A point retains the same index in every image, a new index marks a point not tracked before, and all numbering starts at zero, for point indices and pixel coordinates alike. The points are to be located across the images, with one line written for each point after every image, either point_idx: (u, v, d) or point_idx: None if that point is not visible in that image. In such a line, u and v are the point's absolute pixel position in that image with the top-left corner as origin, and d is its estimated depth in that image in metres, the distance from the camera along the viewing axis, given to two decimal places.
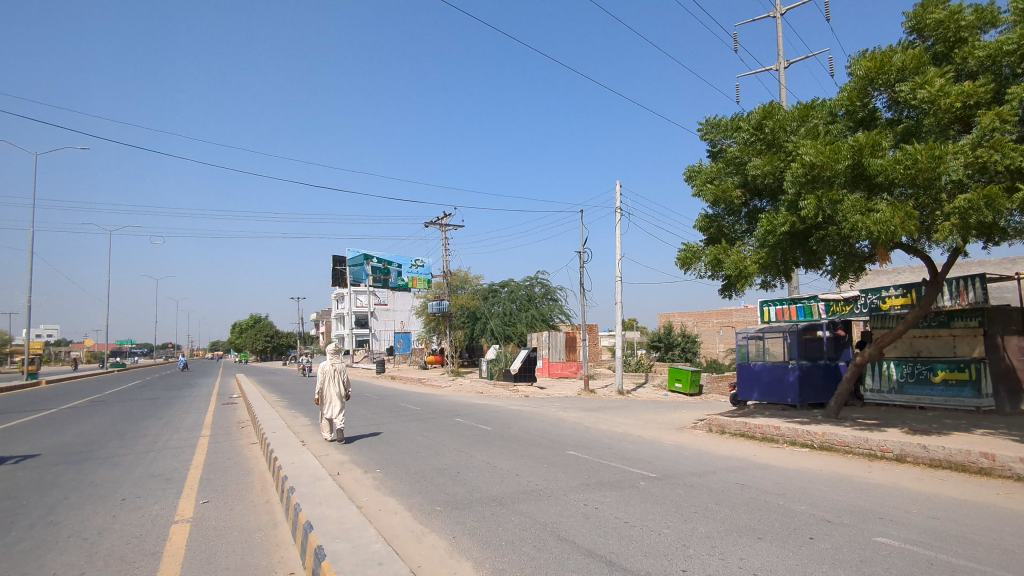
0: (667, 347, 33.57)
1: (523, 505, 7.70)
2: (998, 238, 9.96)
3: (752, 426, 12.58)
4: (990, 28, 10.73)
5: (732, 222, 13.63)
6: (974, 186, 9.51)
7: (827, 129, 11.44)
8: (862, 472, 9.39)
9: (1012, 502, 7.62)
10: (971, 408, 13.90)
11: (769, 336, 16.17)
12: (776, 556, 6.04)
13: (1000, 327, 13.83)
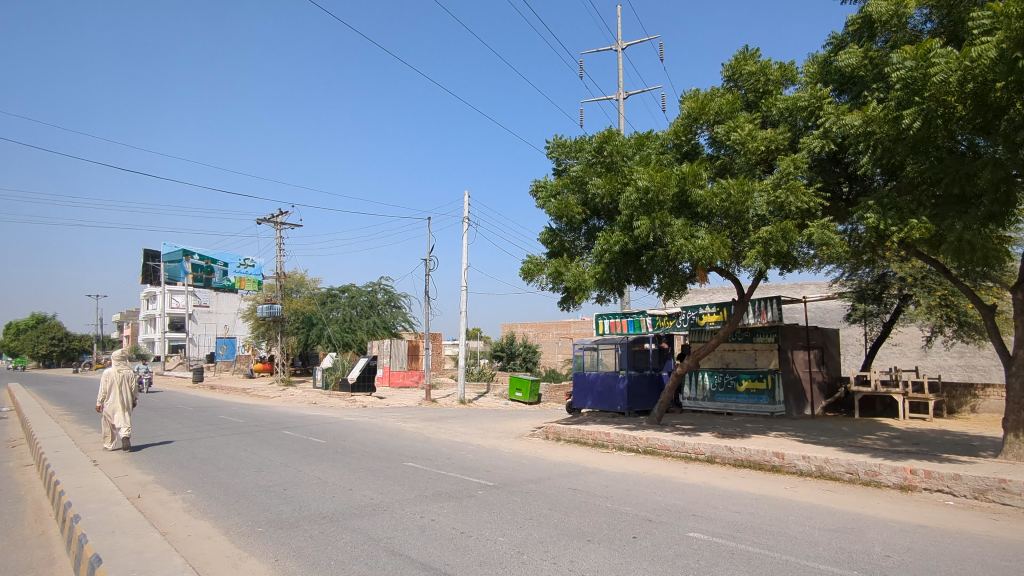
0: (509, 357, 34.37)
1: (356, 520, 7.30)
2: (790, 266, 11.43)
3: (585, 433, 13.20)
4: (789, 84, 12.38)
5: (572, 238, 14.36)
6: (774, 221, 10.83)
7: (658, 159, 12.45)
8: (678, 473, 10.23)
9: (797, 494, 8.72)
10: (767, 413, 15.89)
11: (603, 347, 17.22)
12: (604, 556, 6.29)
13: (790, 343, 15.99)
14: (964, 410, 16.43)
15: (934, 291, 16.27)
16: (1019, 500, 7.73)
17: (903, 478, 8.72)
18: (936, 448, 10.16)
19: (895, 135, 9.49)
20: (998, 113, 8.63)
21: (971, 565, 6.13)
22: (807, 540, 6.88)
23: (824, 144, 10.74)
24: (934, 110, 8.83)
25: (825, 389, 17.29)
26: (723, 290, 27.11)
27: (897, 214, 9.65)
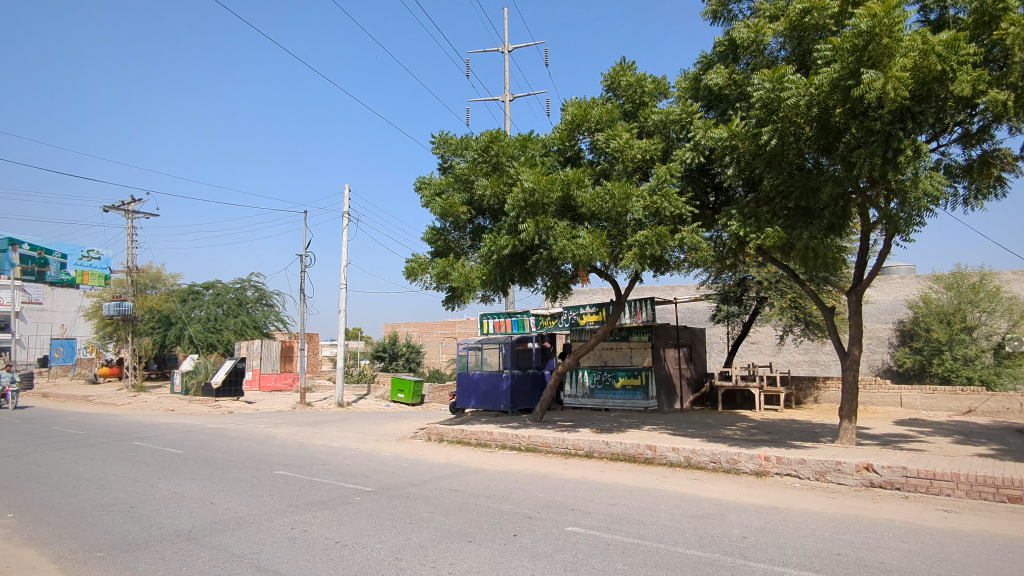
0: (391, 357, 33.62)
1: (217, 536, 6.70)
2: (663, 269, 12.06)
3: (468, 433, 13.13)
4: (662, 97, 13.07)
5: (457, 237, 14.24)
6: (650, 226, 11.36)
7: (542, 162, 12.65)
8: (558, 469, 10.45)
9: (667, 484, 9.20)
10: (641, 408, 16.71)
11: (487, 347, 17.20)
12: (484, 556, 6.23)
13: (662, 341, 16.96)
14: (809, 400, 18.28)
15: (785, 294, 17.93)
16: (852, 479, 8.68)
17: (758, 465, 9.48)
18: (786, 435, 11.18)
19: (755, 151, 10.29)
20: (838, 136, 9.59)
21: (814, 540, 6.77)
22: (676, 527, 7.25)
23: (694, 156, 11.43)
24: (787, 128, 9.68)
25: (693, 384, 18.50)
26: (601, 291, 28.26)
27: (756, 223, 10.48)
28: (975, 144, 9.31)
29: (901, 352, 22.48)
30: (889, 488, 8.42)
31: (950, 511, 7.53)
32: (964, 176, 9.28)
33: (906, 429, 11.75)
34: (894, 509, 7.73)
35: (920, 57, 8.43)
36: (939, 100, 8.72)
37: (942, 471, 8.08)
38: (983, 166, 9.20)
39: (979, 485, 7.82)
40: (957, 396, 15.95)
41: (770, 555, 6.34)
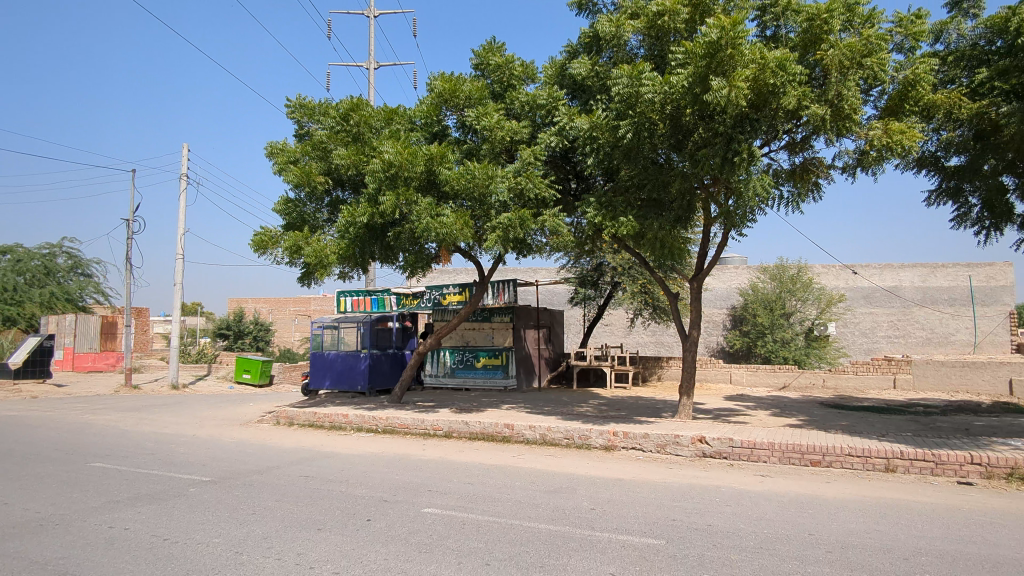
0: (236, 335, 31.19)
1: (11, 543, 5.72)
2: (526, 251, 12.20)
3: (321, 416, 12.53)
4: (529, 82, 13.13)
5: (313, 209, 13.42)
6: (514, 208, 11.43)
7: (405, 136, 12.22)
8: (416, 450, 10.28)
9: (523, 462, 9.42)
10: (501, 387, 17.03)
11: (344, 326, 16.49)
12: (334, 544, 5.94)
13: (523, 322, 17.37)
14: (654, 377, 19.75)
15: (637, 280, 19.19)
16: (688, 450, 9.48)
17: (607, 440, 10.02)
18: (632, 411, 11.95)
19: (614, 142, 10.71)
20: (687, 134, 10.25)
21: (654, 509, 7.28)
22: (529, 503, 7.43)
23: (558, 141, 11.64)
24: (643, 123, 10.18)
25: (551, 363, 19.20)
26: (464, 271, 28.26)
27: (612, 210, 10.92)
28: (799, 152, 10.36)
29: (732, 335, 25.04)
30: (717, 458, 9.30)
31: (766, 475, 8.48)
32: (789, 180, 10.31)
33: (733, 404, 13.07)
34: (721, 476, 8.55)
35: (758, 69, 9.09)
36: (772, 110, 9.51)
37: (761, 441, 9.08)
38: (804, 172, 10.30)
39: (789, 452, 8.89)
40: (775, 373, 18.20)
41: (615, 524, 6.71)
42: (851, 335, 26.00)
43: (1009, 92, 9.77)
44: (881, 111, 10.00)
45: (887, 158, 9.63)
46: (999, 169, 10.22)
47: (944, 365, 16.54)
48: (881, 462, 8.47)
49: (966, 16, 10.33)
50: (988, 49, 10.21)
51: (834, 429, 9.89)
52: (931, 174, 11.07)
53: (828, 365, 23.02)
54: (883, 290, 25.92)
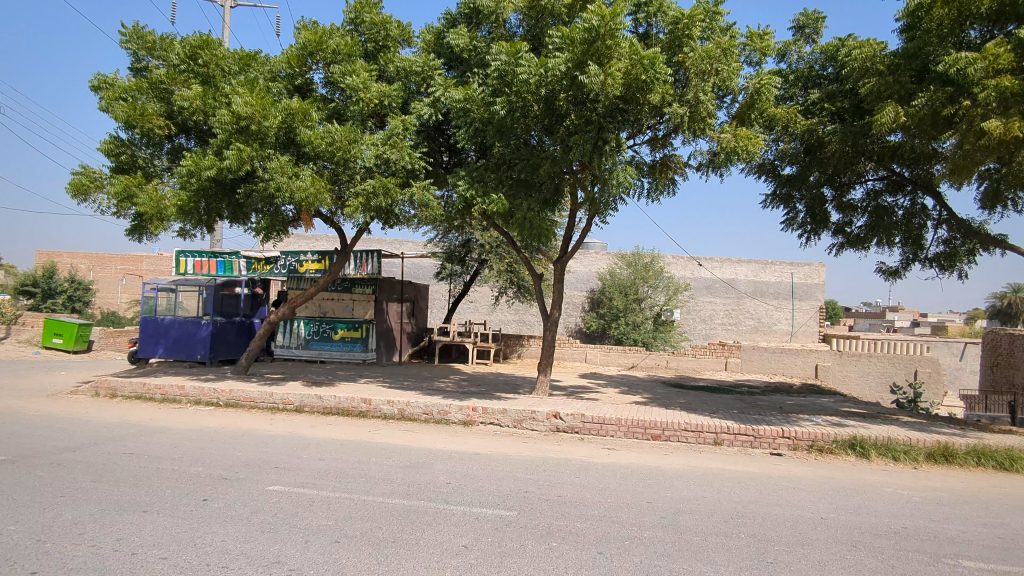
0: (46, 294, 27.08)
1: None
2: (392, 222, 11.67)
3: (152, 387, 11.26)
4: (405, 45, 12.62)
5: (149, 155, 11.90)
6: (379, 175, 10.89)
7: (263, 86, 11.15)
8: (263, 425, 9.59)
9: (379, 437, 9.15)
10: (359, 361, 16.47)
11: (183, 289, 14.89)
12: (163, 527, 5.33)
13: (386, 295, 16.88)
14: (514, 355, 20.21)
15: (503, 259, 19.45)
16: (543, 425, 9.79)
17: (466, 415, 10.06)
18: (492, 387, 12.11)
19: (487, 119, 10.59)
20: (559, 119, 10.36)
21: (508, 481, 7.43)
22: (383, 479, 7.23)
23: (431, 112, 11.26)
24: (518, 103, 10.17)
25: (412, 338, 18.92)
26: (326, 237, 26.80)
27: (482, 186, 10.80)
28: (660, 148, 10.89)
29: (589, 317, 26.34)
30: (569, 433, 9.71)
31: (612, 448, 9.01)
32: (649, 173, 10.84)
33: (588, 382, 13.74)
34: (572, 449, 8.94)
35: (629, 63, 9.37)
36: (640, 104, 9.87)
37: (609, 417, 9.62)
38: (662, 168, 10.91)
39: (634, 427, 9.52)
40: (625, 353, 19.48)
41: (469, 498, 6.74)
42: (692, 322, 28.48)
43: (834, 114, 11.08)
44: (732, 117, 10.78)
45: (734, 161, 10.47)
46: (820, 181, 11.65)
47: (766, 350, 18.68)
48: (711, 436, 9.35)
49: (805, 41, 11.57)
50: (819, 73, 11.58)
51: (673, 406, 10.75)
52: (768, 180, 12.31)
53: (672, 348, 25.03)
54: (722, 281, 28.64)
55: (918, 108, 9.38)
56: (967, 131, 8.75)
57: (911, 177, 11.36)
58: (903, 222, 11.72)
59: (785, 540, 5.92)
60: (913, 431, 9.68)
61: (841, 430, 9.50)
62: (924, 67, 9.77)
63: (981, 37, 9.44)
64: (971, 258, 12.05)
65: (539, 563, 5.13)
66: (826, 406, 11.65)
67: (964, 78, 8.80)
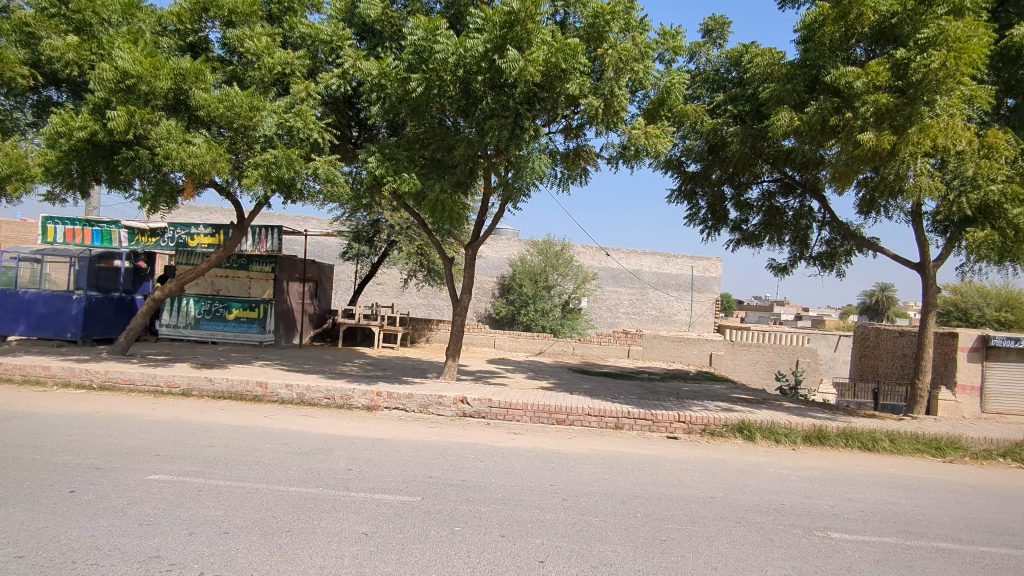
0: None
1: None
2: (295, 198, 11.04)
3: (11, 367, 10.07)
4: (314, 11, 11.92)
5: (10, 108, 10.97)
6: (281, 146, 10.26)
7: (150, 40, 10.15)
8: (143, 410, 8.82)
9: (275, 422, 8.68)
10: (255, 343, 15.61)
11: (50, 260, 13.43)
12: (19, 523, 4.75)
13: (286, 274, 16.09)
14: (422, 339, 19.94)
15: (414, 241, 19.23)
16: (449, 410, 9.68)
17: (370, 400, 9.76)
18: (398, 371, 11.84)
19: (401, 95, 10.24)
20: (475, 102, 10.18)
21: (412, 467, 7.26)
22: (279, 466, 6.85)
23: (340, 83, 10.72)
24: (433, 81, 9.87)
25: (314, 320, 18.18)
26: (222, 210, 25.10)
27: (393, 164, 10.42)
28: (574, 137, 10.95)
29: (499, 303, 26.46)
30: (475, 417, 9.67)
31: (517, 432, 9.05)
32: (562, 162, 10.91)
33: (495, 367, 13.78)
34: (477, 433, 8.89)
35: (548, 50, 9.35)
36: (557, 93, 9.88)
37: (516, 402, 9.65)
38: (575, 157, 10.99)
39: (539, 412, 9.62)
40: (533, 339, 19.75)
41: (370, 484, 6.52)
42: (598, 311, 29.33)
43: (736, 116, 11.66)
44: (643, 113, 11.04)
45: (643, 156, 10.73)
46: (721, 179, 12.26)
47: (665, 339, 19.55)
48: (612, 420, 9.63)
49: (713, 45, 12.07)
50: (725, 77, 12.15)
51: (578, 392, 10.98)
52: (674, 176, 12.80)
53: (579, 335, 25.63)
54: (627, 271, 29.68)
55: (809, 116, 10.04)
56: (849, 141, 9.47)
57: (801, 180, 12.19)
58: (792, 221, 12.57)
59: (679, 518, 6.18)
60: (793, 416, 10.45)
61: (731, 414, 10.08)
62: (817, 78, 10.47)
63: (865, 54, 10.21)
64: (848, 258, 13.13)
65: (441, 549, 5.04)
66: (718, 392, 12.34)
67: (850, 91, 9.50)
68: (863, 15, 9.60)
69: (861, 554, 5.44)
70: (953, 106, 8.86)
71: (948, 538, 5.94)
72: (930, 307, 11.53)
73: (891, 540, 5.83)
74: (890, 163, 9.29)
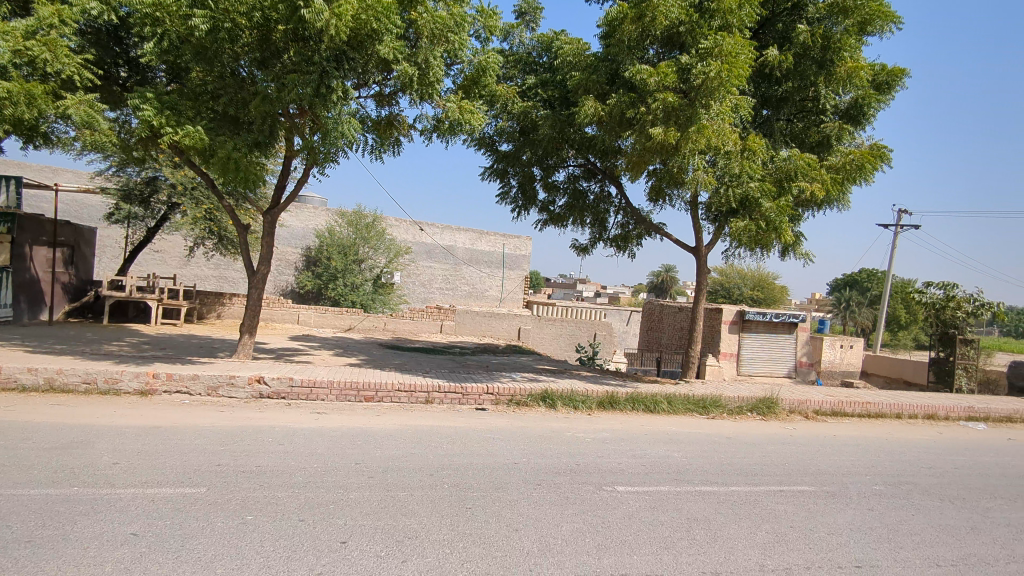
0: None
1: None
2: (39, 143, 9.20)
3: None
4: None
5: None
6: (19, 78, 8.38)
7: None
8: None
9: (14, 413, 7.21)
10: None
11: None
12: None
13: (29, 237, 13.56)
14: (212, 315, 18.04)
15: (200, 204, 17.17)
16: (242, 391, 8.85)
17: (143, 383, 8.54)
18: (181, 351, 10.56)
19: (183, 34, 8.93)
20: (275, 54, 9.27)
21: (198, 455, 6.50)
22: (17, 465, 5.67)
23: (102, 10, 9.05)
24: (223, 23, 8.74)
25: (70, 291, 15.56)
26: None
27: (174, 114, 9.10)
28: (386, 104, 10.46)
29: (304, 276, 25.01)
30: (275, 398, 8.97)
31: (321, 412, 8.56)
32: (373, 129, 10.36)
33: (298, 343, 12.96)
34: (276, 414, 8.25)
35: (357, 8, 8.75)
36: (367, 54, 9.31)
37: (319, 380, 9.12)
38: (388, 126, 10.53)
39: (345, 390, 9.20)
40: (342, 315, 19.02)
41: (141, 478, 5.68)
42: (411, 286, 29.12)
43: (545, 101, 12.13)
44: (457, 87, 10.90)
45: (456, 131, 10.60)
46: (531, 160, 12.69)
47: (477, 313, 19.95)
48: (422, 395, 9.56)
49: (526, 27, 12.39)
50: (536, 60, 12.56)
51: (387, 367, 10.74)
52: (487, 153, 12.98)
53: (390, 310, 25.17)
54: (441, 247, 29.81)
55: (609, 108, 10.79)
56: (642, 134, 10.36)
57: (601, 167, 13.13)
58: (593, 205, 13.47)
59: (483, 486, 6.32)
60: (589, 384, 11.33)
61: (535, 384, 10.62)
62: (617, 71, 11.27)
63: (657, 55, 11.17)
64: (640, 241, 14.47)
65: (228, 541, 4.56)
66: (523, 364, 12.94)
67: (644, 88, 10.36)
68: (656, 19, 10.42)
69: (641, 503, 6.04)
70: (725, 111, 10.05)
71: (709, 483, 6.86)
72: (701, 286, 13.15)
73: (666, 488, 6.56)
74: (675, 158, 10.33)
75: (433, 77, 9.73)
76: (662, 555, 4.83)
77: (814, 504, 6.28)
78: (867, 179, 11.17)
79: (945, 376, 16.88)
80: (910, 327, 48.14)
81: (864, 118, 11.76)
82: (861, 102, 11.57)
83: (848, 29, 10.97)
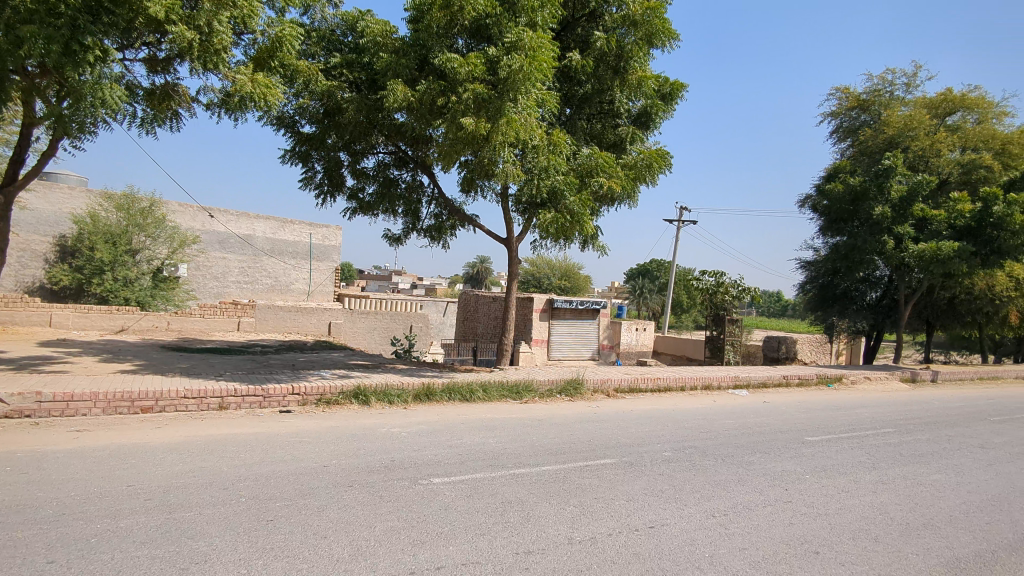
0: None
1: None
2: None
3: None
4: None
5: None
6: None
7: None
8: None
9: None
10: None
11: None
12: None
13: None
14: None
15: None
16: None
17: None
18: None
19: None
20: None
21: None
22: None
23: None
24: None
25: None
26: None
27: None
28: (161, 71, 9.11)
29: (57, 269, 21.12)
30: (15, 417, 7.37)
31: (82, 429, 7.23)
32: (143, 100, 8.93)
33: (48, 350, 10.85)
34: (18, 436, 6.78)
35: None
36: (131, 10, 8.03)
37: (80, 392, 7.71)
38: (163, 97, 9.17)
39: (115, 401, 7.89)
40: (111, 315, 16.43)
41: None
42: (201, 279, 26.17)
43: (351, 83, 11.57)
44: (248, 59, 9.88)
45: (249, 107, 9.60)
46: (337, 144, 12.03)
47: (282, 309, 18.52)
48: (215, 401, 8.55)
49: (328, 3, 11.63)
50: (341, 39, 11.89)
51: (170, 372, 9.44)
52: (287, 134, 12.04)
53: (175, 307, 22.54)
54: (237, 236, 27.23)
55: (419, 94, 10.59)
56: (453, 123, 10.30)
57: (412, 155, 12.90)
58: (404, 193, 13.17)
59: (288, 494, 5.78)
60: (404, 377, 11.08)
61: (346, 381, 10.10)
62: (426, 58, 11.10)
63: (466, 46, 11.21)
64: (453, 232, 14.48)
65: None
66: (334, 360, 12.27)
67: (453, 77, 10.34)
68: (464, 10, 10.39)
69: (457, 493, 5.98)
70: (530, 106, 10.38)
71: (521, 465, 7.05)
72: (513, 276, 13.57)
73: (480, 475, 6.57)
74: (485, 149, 10.44)
75: (220, 44, 8.66)
76: (478, 542, 4.79)
77: (613, 474, 6.75)
78: (654, 179, 12.41)
79: (718, 352, 19.38)
80: (691, 310, 55.10)
81: (652, 123, 12.98)
82: (650, 109, 12.73)
83: (638, 40, 11.86)
